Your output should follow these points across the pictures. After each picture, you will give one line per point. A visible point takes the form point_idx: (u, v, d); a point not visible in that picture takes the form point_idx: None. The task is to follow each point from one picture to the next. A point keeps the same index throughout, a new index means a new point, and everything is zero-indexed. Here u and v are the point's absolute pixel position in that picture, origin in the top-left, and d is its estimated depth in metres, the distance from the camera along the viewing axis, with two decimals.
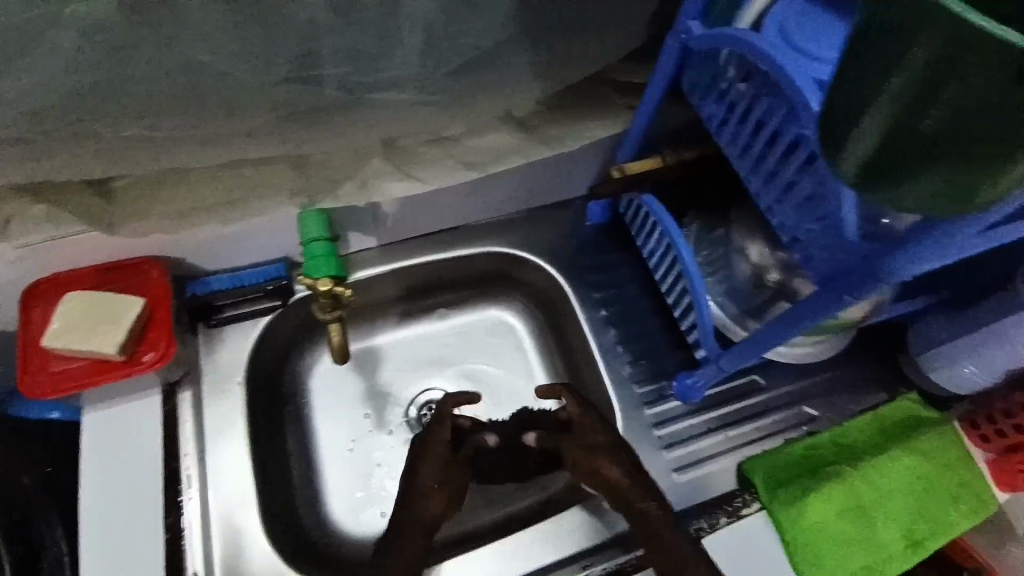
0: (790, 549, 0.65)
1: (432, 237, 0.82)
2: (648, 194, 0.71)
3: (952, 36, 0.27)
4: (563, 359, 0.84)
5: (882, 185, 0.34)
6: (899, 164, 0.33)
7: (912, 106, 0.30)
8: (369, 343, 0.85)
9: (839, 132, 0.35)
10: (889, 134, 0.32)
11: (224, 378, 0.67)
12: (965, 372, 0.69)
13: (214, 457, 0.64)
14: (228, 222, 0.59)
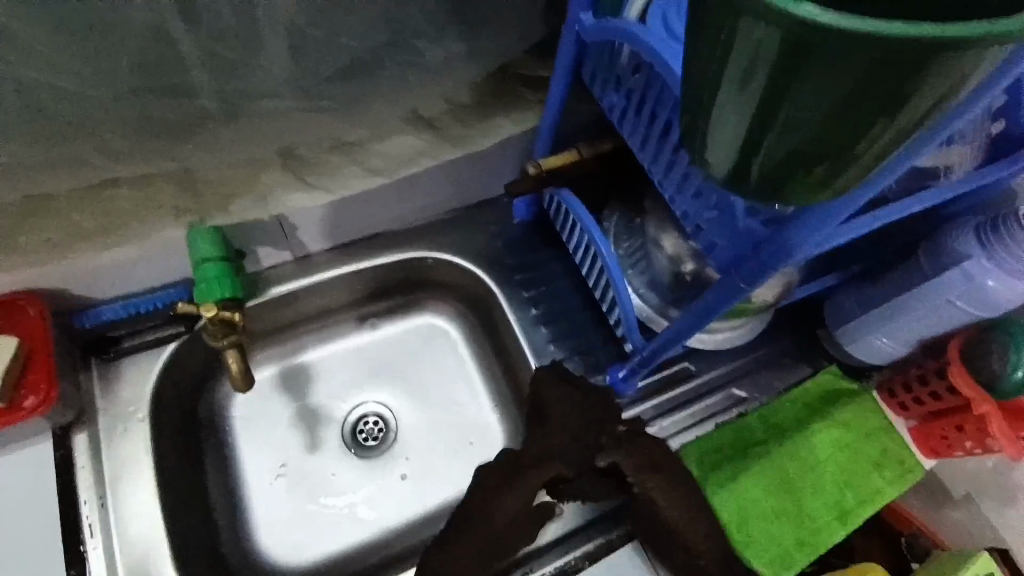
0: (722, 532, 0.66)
1: (354, 246, 0.78)
2: (565, 189, 0.70)
3: (790, 37, 0.26)
4: (498, 360, 0.83)
5: (753, 179, 0.34)
6: (765, 160, 0.32)
7: (765, 105, 0.29)
8: (299, 360, 0.81)
9: (707, 129, 0.34)
10: (749, 132, 0.31)
11: (122, 415, 0.64)
12: (879, 342, 0.72)
13: (119, 500, 0.61)
14: (108, 248, 0.56)
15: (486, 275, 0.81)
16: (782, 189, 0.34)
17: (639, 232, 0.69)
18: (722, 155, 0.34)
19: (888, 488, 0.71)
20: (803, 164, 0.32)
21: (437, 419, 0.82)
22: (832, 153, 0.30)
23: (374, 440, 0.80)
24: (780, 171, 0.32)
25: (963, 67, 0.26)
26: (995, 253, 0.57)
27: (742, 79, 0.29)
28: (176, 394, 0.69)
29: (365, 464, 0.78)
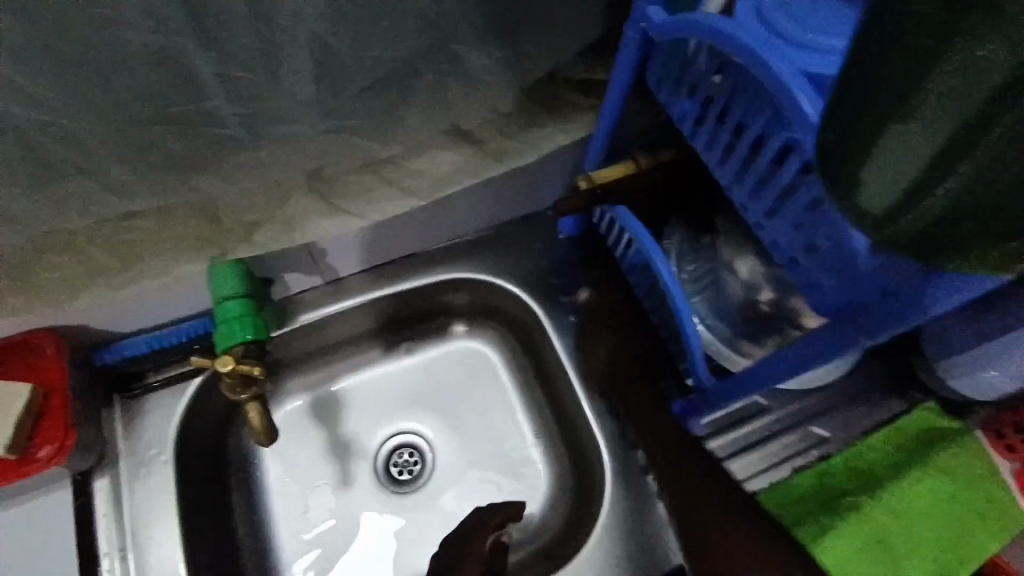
0: None
1: (386, 268, 0.72)
2: (618, 205, 0.63)
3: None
4: (543, 390, 0.76)
5: (914, 235, 0.25)
6: (949, 213, 0.23)
7: (977, 130, 0.21)
8: (331, 388, 0.76)
9: (861, 161, 0.25)
10: (925, 174, 0.23)
11: (144, 458, 0.60)
12: (988, 376, 0.61)
13: (140, 554, 0.57)
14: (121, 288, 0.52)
15: (529, 298, 0.74)
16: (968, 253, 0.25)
17: (707, 255, 0.61)
18: (879, 206, 0.25)
19: (995, 545, 0.62)
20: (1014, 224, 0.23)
21: (478, 450, 0.76)
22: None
23: (408, 474, 0.74)
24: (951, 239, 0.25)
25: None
26: None
27: (956, 80, 0.21)
28: (203, 431, 0.65)
29: (400, 501, 0.73)
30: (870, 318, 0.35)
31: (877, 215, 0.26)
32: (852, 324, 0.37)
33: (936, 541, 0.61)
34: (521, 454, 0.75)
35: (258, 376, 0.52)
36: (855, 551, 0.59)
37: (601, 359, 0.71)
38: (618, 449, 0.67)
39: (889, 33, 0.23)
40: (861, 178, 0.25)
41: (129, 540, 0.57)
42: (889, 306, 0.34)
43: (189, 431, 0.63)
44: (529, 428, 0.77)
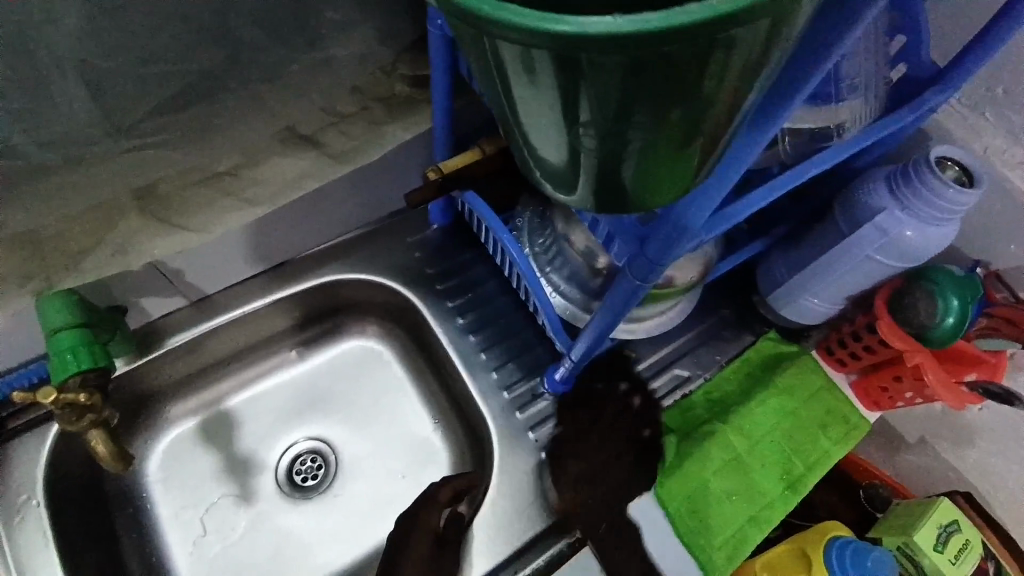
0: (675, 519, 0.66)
1: (256, 280, 0.72)
2: (469, 191, 0.66)
3: (560, 56, 0.20)
4: (434, 376, 0.79)
5: (592, 196, 0.29)
6: (609, 176, 0.27)
7: (570, 122, 0.24)
8: (221, 407, 0.76)
9: (528, 144, 0.27)
10: (564, 146, 0.25)
11: (14, 505, 0.60)
12: (811, 303, 0.71)
13: None
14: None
15: (407, 290, 0.76)
16: (649, 191, 0.28)
17: (551, 228, 0.65)
18: (572, 185, 0.28)
19: (836, 449, 0.70)
20: (655, 162, 0.26)
21: (381, 445, 0.78)
22: (671, 144, 0.25)
23: (313, 479, 0.75)
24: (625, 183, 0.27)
25: (768, 32, 0.21)
26: (904, 202, 0.57)
27: (531, 95, 0.23)
28: (78, 470, 0.64)
29: (306, 506, 0.74)
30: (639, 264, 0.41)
31: (564, 181, 0.28)
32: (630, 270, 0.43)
33: (783, 453, 0.69)
34: (421, 442, 0.78)
35: (89, 402, 0.52)
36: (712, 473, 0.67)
37: (481, 338, 0.75)
38: (504, 418, 0.71)
39: (468, 47, 0.24)
40: (547, 170, 0.28)
41: None
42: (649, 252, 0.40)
43: (61, 471, 0.62)
44: (426, 415, 0.79)
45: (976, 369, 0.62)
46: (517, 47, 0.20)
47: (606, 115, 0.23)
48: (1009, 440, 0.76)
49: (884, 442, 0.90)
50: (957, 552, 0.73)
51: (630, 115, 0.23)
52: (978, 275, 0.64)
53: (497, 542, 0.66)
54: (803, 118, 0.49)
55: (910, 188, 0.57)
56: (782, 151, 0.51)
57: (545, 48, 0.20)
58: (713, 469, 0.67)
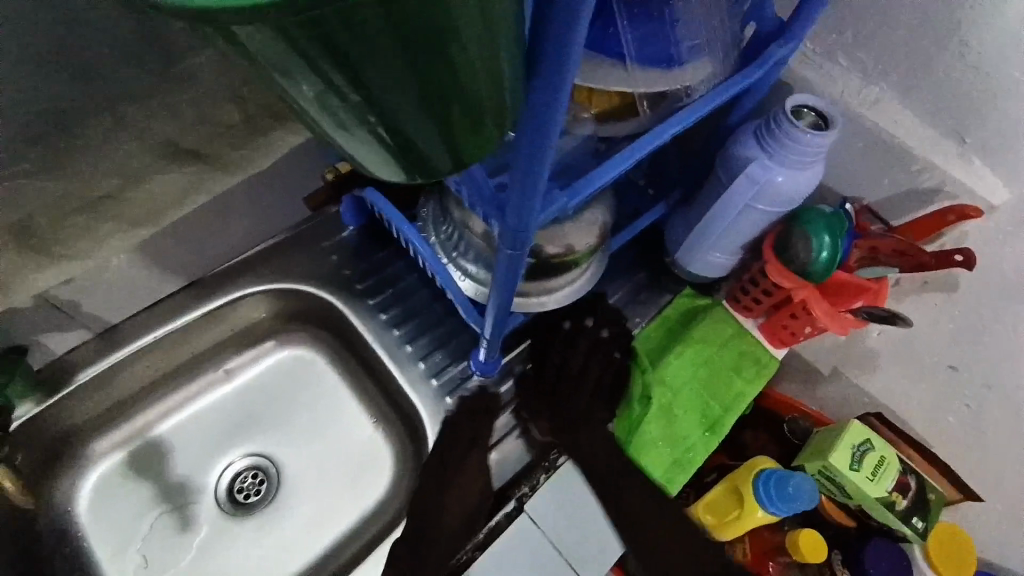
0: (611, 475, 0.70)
1: (165, 303, 0.70)
2: (369, 189, 0.67)
3: (294, 30, 0.24)
4: (367, 374, 0.80)
5: (404, 156, 0.33)
6: (402, 131, 0.31)
7: (342, 93, 0.28)
8: (149, 436, 0.74)
9: (332, 127, 0.32)
10: (353, 115, 0.30)
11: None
12: (711, 255, 0.76)
13: None
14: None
15: (326, 293, 0.77)
16: (429, 143, 0.33)
17: (450, 216, 0.65)
18: (351, 139, 0.32)
19: (748, 390, 0.75)
20: (418, 114, 0.30)
21: (321, 452, 0.78)
22: (440, 92, 0.29)
23: (254, 496, 0.75)
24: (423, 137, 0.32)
25: None
26: (770, 150, 0.62)
27: (299, 75, 0.27)
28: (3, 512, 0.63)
29: (247, 524, 0.73)
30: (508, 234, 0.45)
31: (377, 150, 0.33)
32: (502, 240, 0.46)
33: (700, 398, 0.74)
34: (361, 443, 0.78)
35: None
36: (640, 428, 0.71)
37: (405, 331, 0.76)
38: (435, 405, 0.73)
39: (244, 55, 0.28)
40: (331, 132, 0.32)
41: None
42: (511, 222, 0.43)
43: None
44: (364, 415, 0.80)
45: (862, 298, 0.66)
46: (252, 30, 0.24)
47: (367, 79, 0.27)
48: (908, 360, 0.80)
49: (804, 379, 0.96)
50: (874, 470, 0.76)
51: (385, 72, 0.27)
52: (849, 210, 0.68)
53: (436, 524, 0.68)
54: (691, 72, 0.52)
55: (773, 137, 0.62)
56: (642, 115, 0.55)
57: (267, 24, 0.23)
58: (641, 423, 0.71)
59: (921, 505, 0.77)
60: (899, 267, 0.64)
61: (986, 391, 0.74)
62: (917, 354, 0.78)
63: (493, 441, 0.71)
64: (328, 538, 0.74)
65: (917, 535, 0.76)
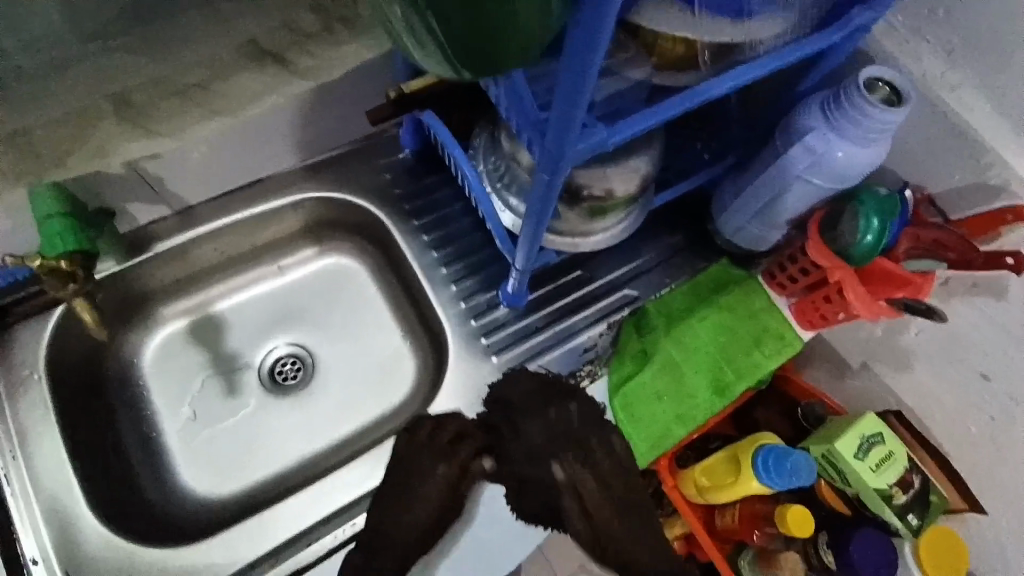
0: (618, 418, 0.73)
1: (231, 196, 0.77)
2: (428, 112, 0.70)
3: None
4: (403, 291, 0.85)
5: (468, 74, 0.36)
6: (466, 44, 0.34)
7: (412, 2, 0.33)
8: (210, 311, 0.84)
9: (415, 45, 0.37)
10: (426, 26, 0.34)
11: (20, 378, 0.67)
12: (752, 227, 0.76)
13: (39, 465, 0.65)
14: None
15: (377, 209, 0.82)
16: (492, 61, 0.35)
17: (499, 149, 0.68)
18: (426, 58, 0.37)
19: (766, 363, 0.75)
20: (475, 19, 0.33)
21: (354, 352, 0.85)
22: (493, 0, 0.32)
23: (292, 380, 0.83)
24: (486, 55, 0.35)
25: None
26: (834, 123, 0.60)
27: None
28: (73, 351, 0.72)
29: (283, 401, 0.82)
30: (548, 160, 0.47)
31: (446, 68, 0.37)
32: (541, 168, 0.49)
33: (715, 362, 0.75)
34: (390, 351, 0.85)
35: (68, 268, 0.63)
36: (652, 380, 0.73)
37: (444, 256, 0.81)
38: (459, 327, 0.77)
39: None
40: (414, 52, 0.38)
41: (19, 447, 0.65)
42: (552, 149, 0.46)
43: (69, 342, 0.71)
44: (395, 326, 0.86)
45: (904, 290, 0.64)
46: None
47: None
48: (942, 362, 0.78)
49: (832, 369, 0.95)
50: (879, 462, 0.76)
51: None
52: (906, 197, 0.66)
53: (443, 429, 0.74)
54: (763, 25, 0.51)
55: (840, 109, 0.60)
56: (703, 63, 0.54)
57: None
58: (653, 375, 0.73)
59: (920, 504, 0.77)
60: (947, 262, 0.63)
61: (1013, 404, 0.72)
62: (952, 359, 0.77)
63: (508, 365, 0.76)
64: (349, 428, 0.82)
65: (909, 530, 0.77)
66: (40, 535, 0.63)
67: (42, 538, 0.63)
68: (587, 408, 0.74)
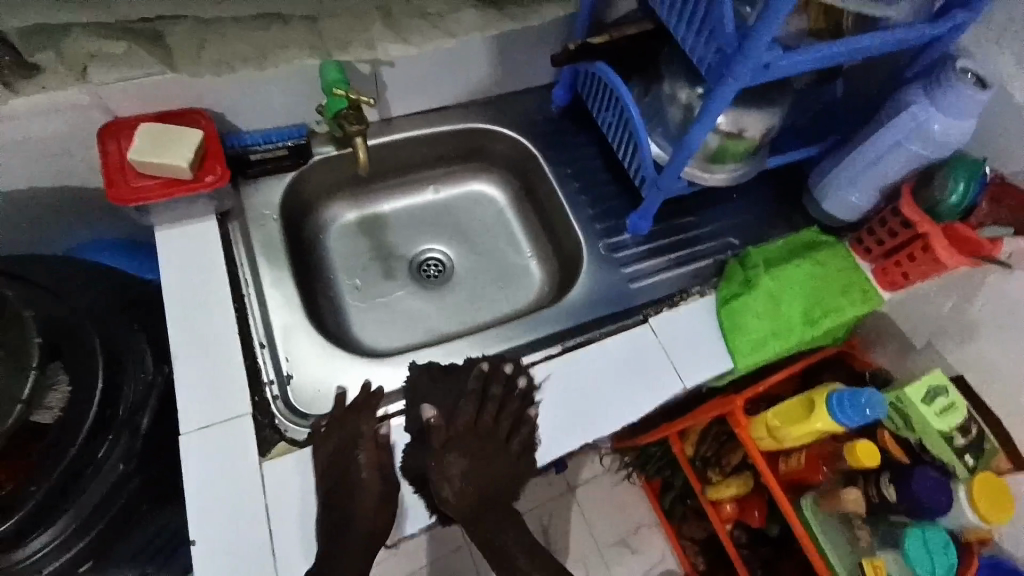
0: (726, 333, 0.83)
1: (420, 116, 0.95)
2: (599, 62, 0.83)
3: None
4: (538, 219, 1.01)
5: None
6: None
7: None
8: (376, 211, 1.00)
9: None
10: None
11: (261, 214, 0.81)
12: (848, 196, 0.89)
13: (271, 281, 0.77)
14: (237, 71, 0.72)
15: (530, 146, 0.98)
16: None
17: (654, 95, 0.83)
18: None
19: (850, 308, 0.86)
20: None
21: (489, 262, 1.01)
22: None
23: (437, 276, 0.99)
24: None
25: None
26: (935, 97, 0.75)
27: None
28: (292, 204, 0.87)
29: (428, 291, 0.97)
30: (737, 67, 0.63)
31: None
32: (728, 74, 0.64)
33: (808, 300, 0.85)
34: (520, 264, 1.00)
35: (357, 99, 0.74)
36: (757, 304, 0.83)
37: (582, 189, 0.96)
38: (591, 242, 0.91)
39: None
40: None
41: (252, 267, 0.77)
42: (746, 52, 0.61)
43: (293, 197, 0.87)
44: (527, 246, 1.02)
45: (980, 246, 0.77)
46: None
47: None
48: (1003, 334, 0.89)
49: (896, 350, 1.06)
50: (942, 409, 0.88)
51: None
52: (988, 176, 0.81)
53: (574, 315, 0.84)
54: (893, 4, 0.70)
55: (940, 87, 0.74)
56: (845, 26, 0.73)
57: None
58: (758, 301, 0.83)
59: (977, 447, 0.89)
60: (1015, 228, 0.78)
61: None
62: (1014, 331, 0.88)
63: (632, 277, 0.88)
64: (479, 319, 0.96)
65: (966, 470, 0.88)
66: (264, 325, 0.74)
67: (264, 327, 0.74)
68: (698, 325, 0.83)
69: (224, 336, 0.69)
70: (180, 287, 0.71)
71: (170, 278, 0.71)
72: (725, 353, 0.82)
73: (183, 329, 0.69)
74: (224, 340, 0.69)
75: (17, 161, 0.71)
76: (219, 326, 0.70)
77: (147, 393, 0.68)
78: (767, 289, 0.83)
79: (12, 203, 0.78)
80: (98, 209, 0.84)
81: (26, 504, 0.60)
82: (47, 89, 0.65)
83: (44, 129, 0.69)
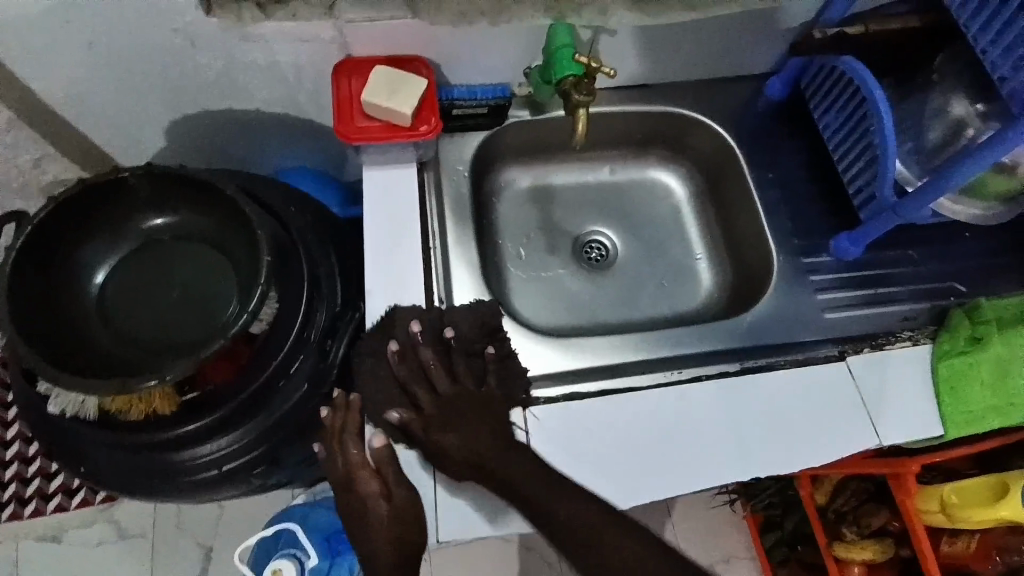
0: (939, 395, 0.72)
1: (621, 91, 0.90)
2: (848, 57, 0.72)
3: None
4: (719, 220, 0.93)
5: None
6: None
7: None
8: (549, 183, 0.96)
9: None
10: None
11: (455, 169, 0.82)
12: None
13: (455, 238, 0.79)
14: (472, 23, 0.72)
15: (730, 139, 0.89)
16: None
17: (918, 108, 0.75)
18: None
19: None
20: None
21: (656, 257, 0.94)
22: None
23: (598, 261, 0.94)
24: None
25: None
26: None
27: None
28: (482, 162, 0.87)
29: (588, 274, 0.93)
30: None
31: None
32: None
33: None
34: (690, 265, 0.94)
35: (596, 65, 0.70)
36: (985, 371, 0.71)
37: (782, 196, 0.86)
38: (784, 258, 0.82)
39: None
40: None
41: (444, 222, 0.79)
42: None
43: (481, 155, 0.86)
44: (699, 246, 0.95)
45: None
46: None
47: None
48: None
49: None
50: None
51: None
52: None
53: (755, 332, 0.77)
54: None
55: None
56: None
57: None
58: (988, 367, 0.71)
59: None
60: None
61: None
62: None
63: (830, 306, 0.79)
64: (636, 315, 0.91)
65: None
66: (446, 280, 0.76)
67: (445, 283, 0.76)
68: (901, 378, 0.73)
69: (416, 285, 0.72)
70: (383, 229, 0.74)
71: (374, 219, 0.74)
72: (933, 416, 0.72)
73: (381, 269, 0.72)
74: (413, 289, 0.72)
75: (257, 81, 0.76)
76: (410, 274, 0.72)
77: (327, 324, 0.72)
78: (999, 355, 0.71)
79: (242, 122, 0.83)
80: (304, 137, 0.88)
81: (224, 406, 0.66)
82: (297, 17, 0.68)
83: (286, 56, 0.73)
